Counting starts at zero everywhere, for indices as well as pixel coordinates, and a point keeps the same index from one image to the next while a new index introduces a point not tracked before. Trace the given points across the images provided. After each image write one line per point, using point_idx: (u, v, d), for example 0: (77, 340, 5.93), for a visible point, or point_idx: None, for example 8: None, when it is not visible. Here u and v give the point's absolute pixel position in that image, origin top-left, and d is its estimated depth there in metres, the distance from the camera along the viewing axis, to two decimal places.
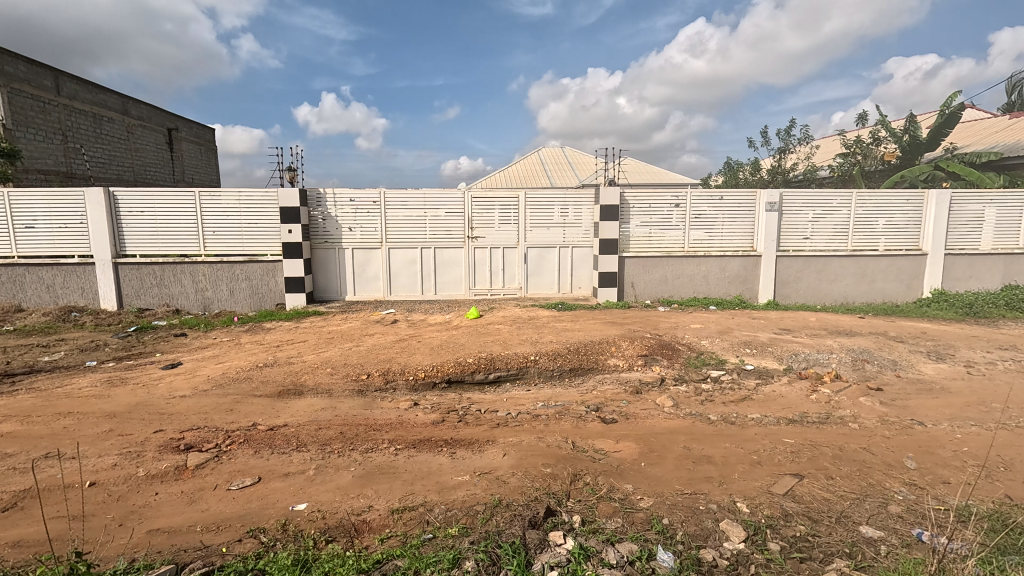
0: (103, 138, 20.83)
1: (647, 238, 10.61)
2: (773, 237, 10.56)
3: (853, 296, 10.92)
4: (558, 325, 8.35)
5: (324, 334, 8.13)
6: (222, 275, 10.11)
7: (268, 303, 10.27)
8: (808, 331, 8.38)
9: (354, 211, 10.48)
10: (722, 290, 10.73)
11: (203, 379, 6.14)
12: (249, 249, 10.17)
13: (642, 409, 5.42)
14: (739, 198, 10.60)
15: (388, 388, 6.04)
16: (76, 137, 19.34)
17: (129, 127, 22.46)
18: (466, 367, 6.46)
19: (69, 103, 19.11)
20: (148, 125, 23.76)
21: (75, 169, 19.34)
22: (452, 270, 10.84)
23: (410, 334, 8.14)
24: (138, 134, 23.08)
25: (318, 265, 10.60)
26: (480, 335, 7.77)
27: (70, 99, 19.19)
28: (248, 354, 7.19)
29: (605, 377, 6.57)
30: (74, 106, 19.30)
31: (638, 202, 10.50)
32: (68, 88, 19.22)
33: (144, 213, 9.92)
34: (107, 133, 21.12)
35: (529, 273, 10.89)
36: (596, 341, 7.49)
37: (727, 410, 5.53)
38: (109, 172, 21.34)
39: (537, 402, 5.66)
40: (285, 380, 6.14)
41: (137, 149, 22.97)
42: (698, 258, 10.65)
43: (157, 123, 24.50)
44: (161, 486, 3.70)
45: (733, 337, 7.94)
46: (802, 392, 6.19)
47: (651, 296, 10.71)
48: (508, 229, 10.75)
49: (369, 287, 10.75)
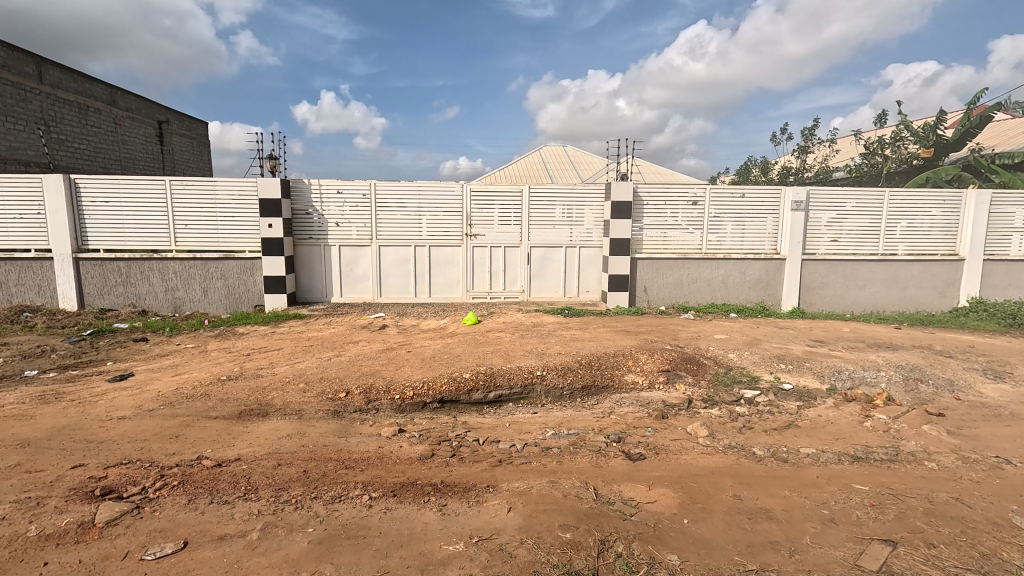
0: (89, 129, 19.84)
1: (661, 238, 9.73)
2: (799, 239, 9.69)
3: (883, 304, 10.04)
4: (566, 334, 7.43)
5: (302, 342, 7.20)
6: (194, 273, 9.17)
7: (245, 304, 9.34)
8: (845, 343, 7.49)
9: (341, 205, 9.57)
10: (741, 296, 9.85)
11: (151, 395, 5.21)
12: (224, 244, 9.24)
13: (672, 440, 4.51)
14: (761, 196, 9.72)
15: (369, 409, 5.14)
16: (59, 128, 18.33)
17: (117, 118, 21.52)
18: (462, 384, 5.53)
19: (52, 92, 18.11)
20: (137, 117, 22.74)
21: (58, 162, 18.37)
22: (448, 270, 9.94)
23: (400, 342, 7.22)
24: (126, 126, 22.06)
25: (301, 263, 9.68)
26: (479, 344, 6.87)
27: (53, 88, 18.18)
28: (212, 365, 6.25)
29: (622, 398, 5.67)
30: (57, 95, 18.25)
31: (652, 199, 9.62)
32: (51, 76, 18.18)
33: (109, 203, 8.98)
34: (93, 124, 20.07)
35: (532, 275, 9.99)
36: (611, 354, 6.58)
37: (772, 441, 4.64)
38: (95, 165, 20.32)
39: (546, 429, 4.75)
40: (249, 398, 5.20)
41: (124, 141, 21.91)
42: (716, 261, 9.77)
43: (147, 116, 23.45)
44: (52, 554, 2.75)
45: (764, 350, 7.04)
46: (854, 420, 5.29)
47: (665, 301, 9.81)
48: (510, 226, 9.85)
49: (358, 288, 9.83)
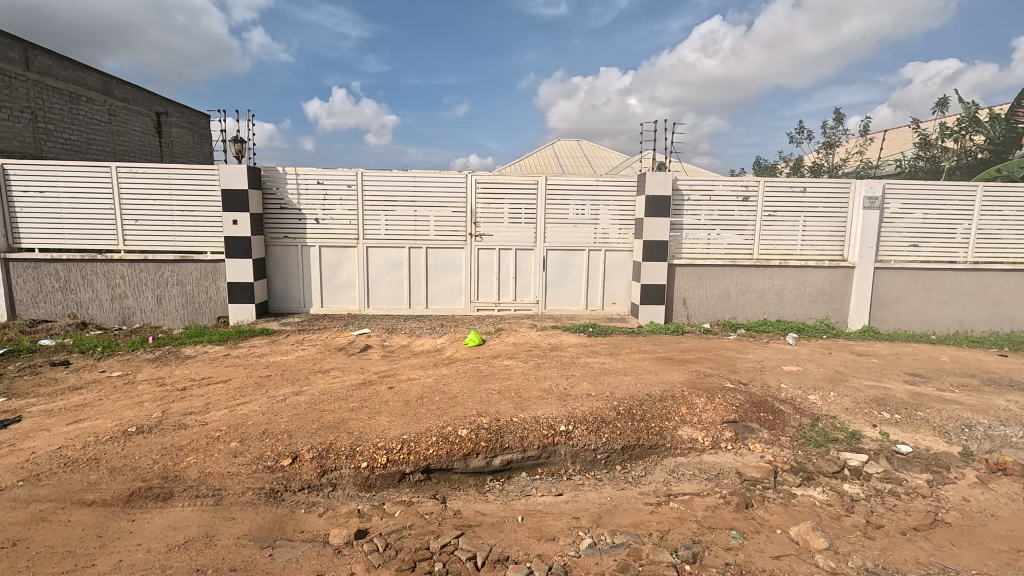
0: (80, 120, 17.93)
1: (705, 239, 8.09)
2: (872, 243, 7.99)
3: (971, 323, 8.29)
4: (594, 365, 5.82)
5: (258, 370, 5.66)
6: (146, 278, 7.69)
7: (206, 316, 7.84)
8: (954, 380, 5.80)
9: (321, 198, 8.04)
10: (800, 311, 8.19)
11: (18, 461, 3.68)
12: (182, 244, 7.74)
13: (775, 561, 2.90)
14: (826, 190, 8.02)
15: (323, 488, 3.58)
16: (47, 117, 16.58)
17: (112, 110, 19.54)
18: (457, 447, 3.96)
19: (40, 81, 16.40)
20: (134, 109, 20.88)
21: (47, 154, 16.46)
22: (448, 277, 8.37)
23: (381, 372, 5.65)
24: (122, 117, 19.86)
25: (274, 268, 8.17)
26: (481, 379, 5.28)
27: (41, 76, 16.56)
28: (130, 406, 4.73)
29: (679, 468, 4.06)
30: (46, 83, 16.60)
31: (695, 193, 7.99)
32: (39, 64, 16.46)
33: (43, 193, 7.51)
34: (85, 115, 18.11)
35: (548, 284, 8.40)
36: (656, 396, 4.98)
37: (925, 559, 3.01)
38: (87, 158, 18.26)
39: (579, 531, 3.17)
40: (154, 466, 3.66)
41: (122, 133, 19.52)
42: (770, 269, 8.12)
43: (143, 107, 21.64)
44: None
45: (855, 390, 5.37)
46: (1022, 512, 3.62)
47: (707, 317, 8.17)
48: (523, 224, 8.28)
49: (341, 297, 8.30)
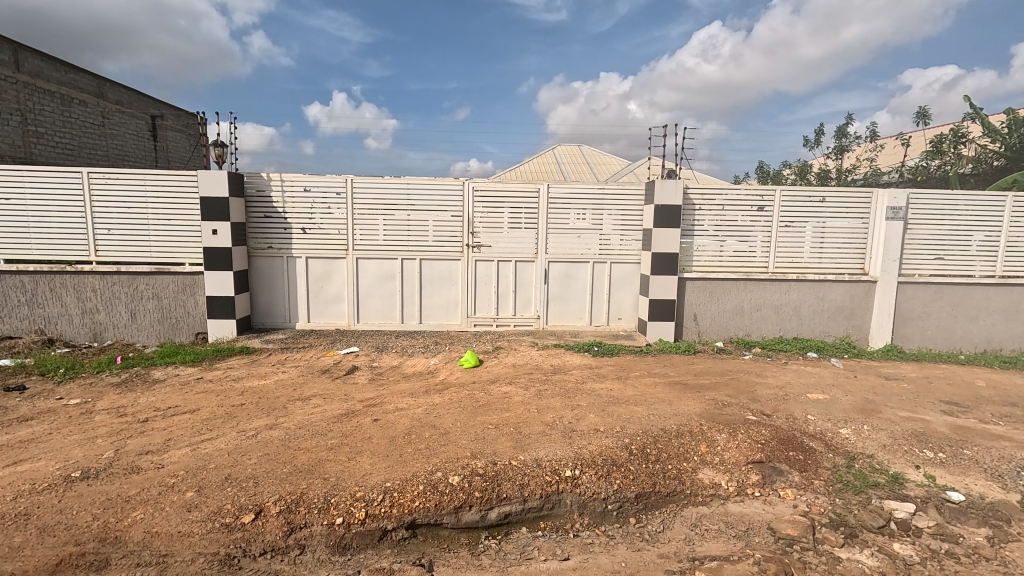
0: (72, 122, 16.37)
1: (717, 252, 7.59)
2: (895, 256, 7.50)
3: (1000, 341, 7.77)
4: (602, 393, 5.29)
5: (231, 398, 5.13)
6: (119, 292, 7.18)
7: (183, 332, 7.33)
8: (996, 410, 5.26)
9: (308, 206, 7.54)
10: (818, 328, 7.69)
11: None
12: (157, 255, 7.22)
13: None
14: (846, 200, 7.53)
15: (288, 552, 3.05)
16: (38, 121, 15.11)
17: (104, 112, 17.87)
18: (447, 498, 3.44)
19: (32, 82, 14.94)
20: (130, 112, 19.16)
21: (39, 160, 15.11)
22: (443, 290, 7.86)
23: (367, 400, 5.12)
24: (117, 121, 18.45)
25: (258, 280, 7.66)
26: (477, 410, 4.75)
27: (32, 77, 14.94)
28: (80, 443, 4.18)
29: (701, 521, 3.53)
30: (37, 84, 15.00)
31: (707, 202, 7.50)
32: (30, 65, 14.96)
33: (9, 199, 6.98)
34: None
35: (550, 298, 7.89)
36: (672, 431, 4.46)
37: None
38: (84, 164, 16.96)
39: None
40: (91, 524, 3.12)
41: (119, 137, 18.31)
42: (786, 283, 7.63)
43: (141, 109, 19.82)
44: None
45: (890, 422, 4.83)
46: None
47: (720, 335, 7.67)
48: (524, 235, 7.76)
49: (329, 312, 7.79)
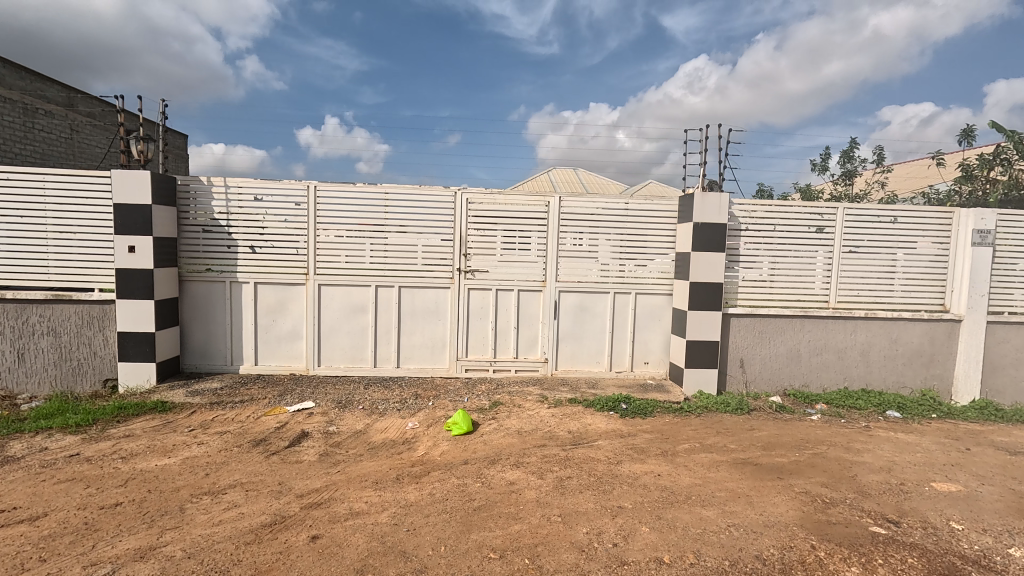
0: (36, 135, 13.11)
1: (767, 282, 6.15)
2: (982, 291, 6.12)
3: None
4: (648, 482, 3.73)
5: (107, 491, 3.46)
6: (2, 325, 5.51)
7: (86, 379, 5.66)
8: None
9: (258, 217, 5.99)
10: (890, 378, 6.24)
11: None
12: (58, 279, 5.59)
13: None
14: (922, 221, 6.16)
15: None
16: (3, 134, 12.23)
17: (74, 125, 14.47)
18: None
19: None
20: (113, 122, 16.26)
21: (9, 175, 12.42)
22: (427, 326, 6.30)
23: (308, 497, 3.48)
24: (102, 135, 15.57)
25: (193, 312, 6.05)
26: (471, 522, 3.14)
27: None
28: None
29: None
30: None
31: (755, 221, 6.08)
32: None
33: None
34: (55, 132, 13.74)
35: (561, 337, 6.36)
36: (773, 562, 2.86)
37: None
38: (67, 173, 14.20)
39: None
40: None
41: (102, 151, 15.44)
42: (852, 322, 6.20)
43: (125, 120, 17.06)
44: None
45: None
46: None
47: (771, 385, 6.19)
48: (530, 260, 6.27)
49: (283, 352, 6.17)
